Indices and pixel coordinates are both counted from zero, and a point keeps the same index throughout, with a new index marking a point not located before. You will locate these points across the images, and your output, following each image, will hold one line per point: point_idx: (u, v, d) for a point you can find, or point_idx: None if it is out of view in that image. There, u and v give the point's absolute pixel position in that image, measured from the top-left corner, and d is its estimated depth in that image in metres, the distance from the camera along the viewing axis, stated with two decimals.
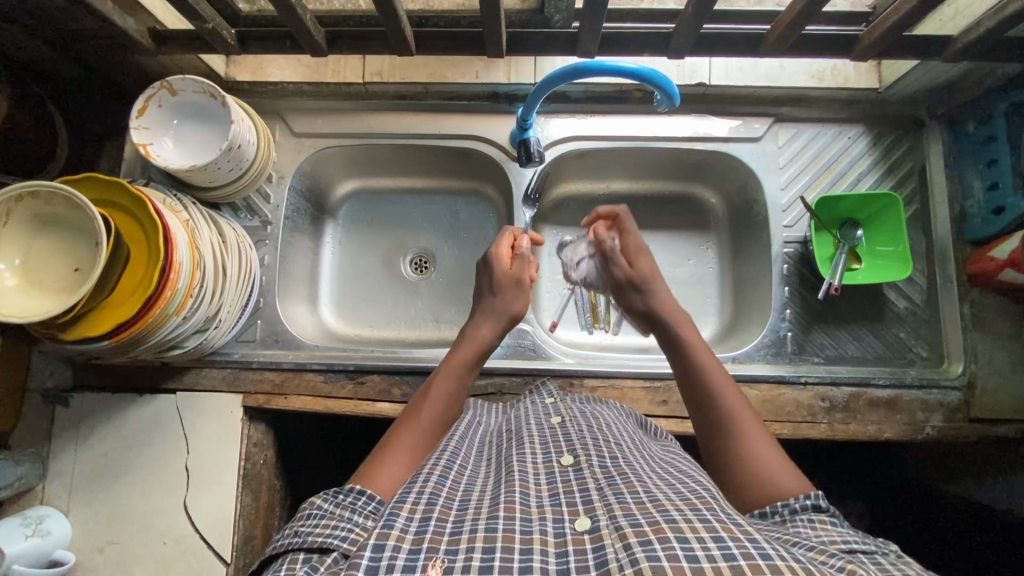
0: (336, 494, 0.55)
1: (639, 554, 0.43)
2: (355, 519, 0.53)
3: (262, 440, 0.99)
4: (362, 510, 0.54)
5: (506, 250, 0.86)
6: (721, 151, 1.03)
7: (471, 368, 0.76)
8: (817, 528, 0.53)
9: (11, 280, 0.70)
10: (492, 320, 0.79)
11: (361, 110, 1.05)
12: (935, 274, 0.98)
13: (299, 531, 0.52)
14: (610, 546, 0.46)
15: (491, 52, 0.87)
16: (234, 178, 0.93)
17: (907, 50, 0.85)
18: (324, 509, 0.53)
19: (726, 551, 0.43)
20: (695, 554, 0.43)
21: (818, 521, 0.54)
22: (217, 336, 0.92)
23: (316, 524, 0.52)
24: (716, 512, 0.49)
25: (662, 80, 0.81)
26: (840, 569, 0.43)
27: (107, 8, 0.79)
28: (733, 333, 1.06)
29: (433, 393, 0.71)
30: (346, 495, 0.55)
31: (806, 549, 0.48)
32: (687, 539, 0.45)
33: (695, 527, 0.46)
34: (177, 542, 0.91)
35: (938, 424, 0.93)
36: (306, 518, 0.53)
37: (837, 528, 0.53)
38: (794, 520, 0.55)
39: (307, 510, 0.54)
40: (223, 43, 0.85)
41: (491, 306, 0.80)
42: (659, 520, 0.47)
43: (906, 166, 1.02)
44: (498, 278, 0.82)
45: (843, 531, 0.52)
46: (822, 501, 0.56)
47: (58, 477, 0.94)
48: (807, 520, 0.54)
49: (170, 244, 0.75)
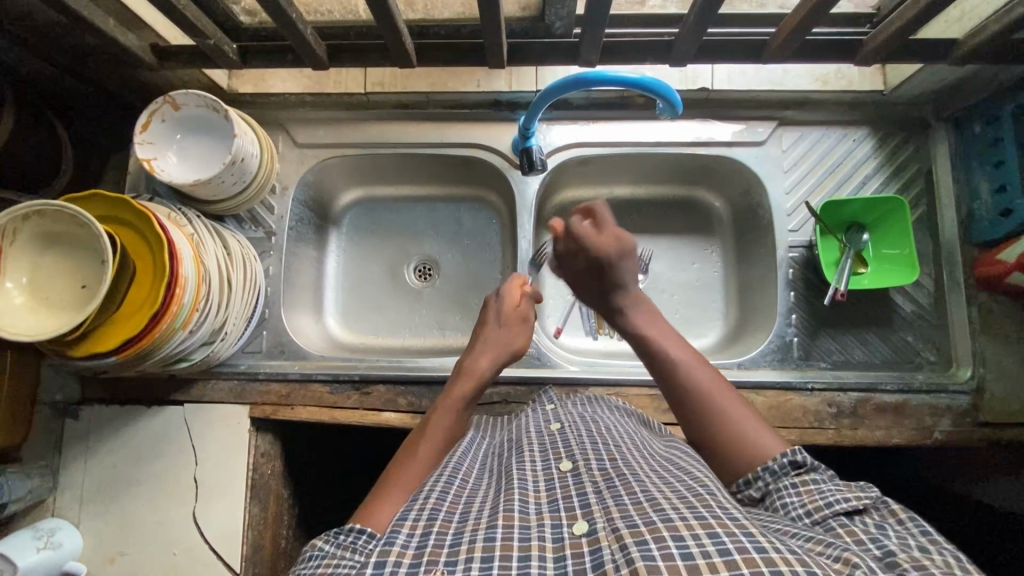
0: (336, 534, 0.55)
1: (635, 554, 0.44)
2: (357, 555, 0.53)
3: (270, 451, 0.99)
4: (362, 548, 0.53)
5: (516, 292, 0.87)
6: (725, 155, 1.02)
7: (471, 402, 0.76)
8: (802, 495, 0.55)
9: (19, 298, 0.71)
10: (494, 354, 0.81)
11: (363, 120, 1.05)
12: (942, 277, 0.98)
13: (301, 573, 0.52)
14: (607, 548, 0.46)
15: (492, 63, 0.87)
16: (240, 190, 0.93)
17: (910, 54, 0.84)
18: (324, 551, 0.53)
19: (721, 546, 0.43)
20: (689, 551, 0.43)
21: (801, 485, 0.56)
22: (223, 348, 0.93)
23: (317, 565, 0.52)
24: (713, 508, 0.49)
25: (664, 89, 0.81)
26: (836, 558, 0.44)
27: (109, 25, 0.80)
28: (739, 337, 1.06)
29: (435, 423, 0.72)
30: (345, 535, 0.55)
31: (805, 541, 0.48)
32: (683, 536, 0.45)
33: (690, 524, 0.46)
34: (188, 553, 0.92)
35: (947, 428, 0.93)
36: (307, 561, 0.53)
37: (819, 487, 0.55)
38: (781, 489, 0.57)
39: (308, 553, 0.54)
40: (224, 57, 0.86)
41: (491, 340, 0.82)
42: (655, 519, 0.47)
43: (912, 169, 1.01)
44: (504, 312, 0.85)
45: (825, 488, 0.55)
46: (800, 457, 0.59)
47: (69, 489, 0.95)
48: (791, 484, 0.57)
49: (175, 258, 0.75)
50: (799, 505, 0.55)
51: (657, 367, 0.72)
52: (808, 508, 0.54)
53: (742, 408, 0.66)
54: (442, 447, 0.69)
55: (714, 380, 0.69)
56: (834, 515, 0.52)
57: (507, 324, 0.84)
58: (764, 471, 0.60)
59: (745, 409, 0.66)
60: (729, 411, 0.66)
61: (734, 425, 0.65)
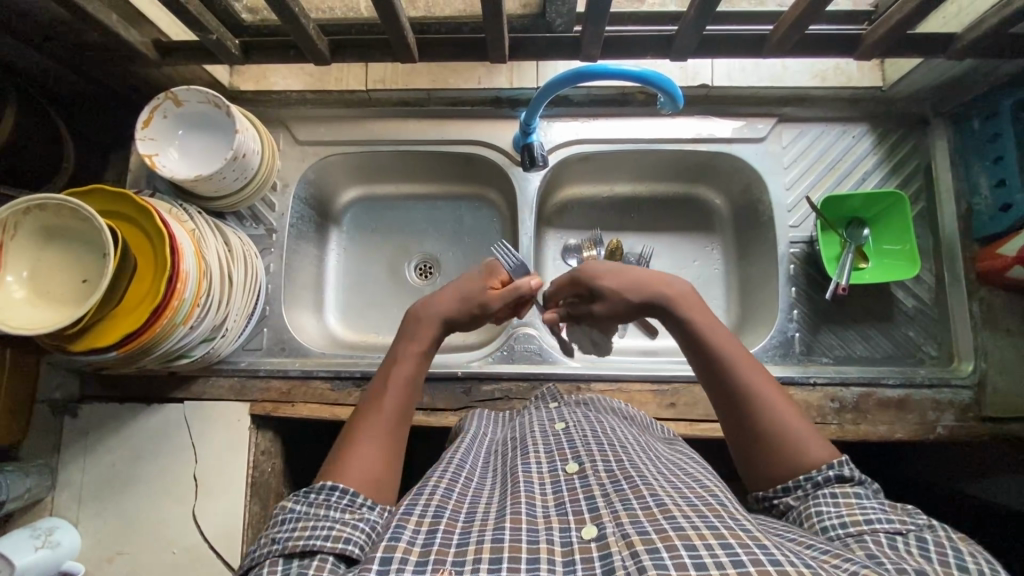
0: (306, 494, 0.55)
1: (647, 563, 0.43)
2: (334, 514, 0.53)
3: (270, 449, 0.99)
4: (337, 505, 0.54)
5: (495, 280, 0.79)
6: (725, 151, 1.03)
7: (431, 350, 0.72)
8: (841, 506, 0.54)
9: (20, 292, 0.70)
10: (449, 300, 0.74)
11: (364, 117, 1.05)
12: (942, 272, 0.98)
13: (276, 537, 0.52)
14: (617, 554, 0.45)
15: (493, 58, 0.88)
16: (240, 187, 0.93)
17: (908, 48, 0.85)
18: (297, 512, 0.53)
19: (735, 558, 0.43)
20: (703, 561, 0.43)
21: (842, 496, 0.55)
22: (223, 345, 0.92)
23: (293, 528, 0.52)
24: (724, 518, 0.48)
25: (666, 83, 0.81)
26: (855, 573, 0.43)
27: (113, 20, 0.80)
28: (740, 333, 1.06)
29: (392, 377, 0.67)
30: (318, 494, 0.55)
31: (820, 553, 0.47)
32: (696, 546, 0.44)
33: (703, 534, 0.45)
34: (186, 551, 0.91)
35: (950, 423, 0.92)
36: (281, 524, 0.53)
37: (862, 503, 0.54)
38: (818, 497, 0.56)
39: (280, 516, 0.54)
40: (226, 52, 0.85)
41: (451, 291, 0.75)
42: (667, 527, 0.47)
43: (911, 164, 1.02)
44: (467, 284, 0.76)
45: (867, 507, 0.54)
46: (846, 471, 0.57)
47: (68, 487, 0.94)
48: (830, 493, 0.56)
49: (177, 254, 0.75)
50: (836, 516, 0.53)
51: (703, 360, 0.66)
52: (846, 520, 0.53)
53: (792, 411, 0.62)
54: (407, 403, 0.66)
55: (762, 382, 0.63)
56: (873, 531, 0.51)
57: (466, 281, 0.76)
58: (805, 480, 0.58)
59: (795, 413, 0.62)
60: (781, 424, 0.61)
61: (788, 434, 0.60)
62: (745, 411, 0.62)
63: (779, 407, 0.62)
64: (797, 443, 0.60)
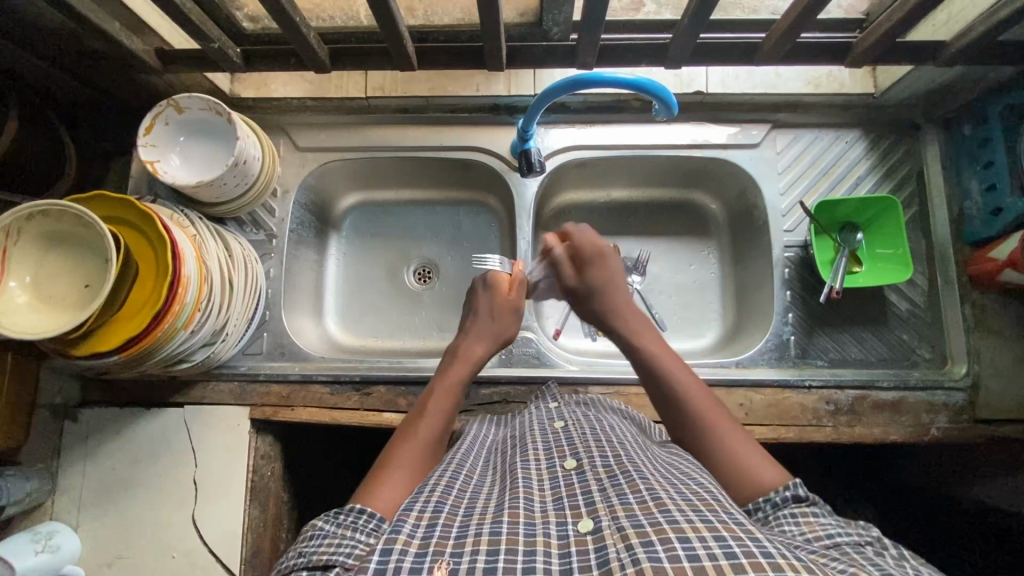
0: (336, 514, 0.55)
1: (641, 555, 0.44)
2: (359, 536, 0.52)
3: (270, 452, 1.00)
4: (364, 528, 0.54)
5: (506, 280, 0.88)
6: (721, 157, 1.04)
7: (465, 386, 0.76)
8: (802, 525, 0.54)
9: (24, 297, 0.71)
10: (487, 341, 0.82)
11: (363, 123, 1.06)
12: (935, 275, 0.99)
13: (304, 551, 0.52)
14: (612, 546, 0.46)
15: (491, 66, 0.89)
16: (242, 192, 0.94)
17: (898, 55, 0.87)
18: (326, 530, 0.53)
19: (727, 549, 0.43)
20: (696, 552, 0.43)
21: (802, 516, 0.55)
22: (223, 350, 0.93)
23: (319, 545, 0.51)
24: (718, 512, 0.49)
25: (660, 90, 0.82)
26: (842, 569, 0.44)
27: (117, 29, 0.81)
28: (737, 336, 1.07)
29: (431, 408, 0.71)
30: (346, 515, 0.55)
31: (809, 552, 0.48)
32: (689, 538, 0.45)
33: (696, 527, 0.46)
34: (186, 555, 0.92)
35: (944, 425, 0.93)
36: (310, 539, 0.53)
37: (820, 521, 0.54)
38: (780, 518, 0.55)
39: (310, 531, 0.54)
40: (229, 62, 0.87)
41: (484, 330, 0.83)
42: (661, 520, 0.47)
43: (904, 169, 1.03)
44: (495, 304, 0.85)
45: (827, 523, 0.54)
46: (801, 491, 0.57)
47: (69, 491, 0.94)
48: (790, 515, 0.55)
49: (180, 257, 0.76)
50: (799, 534, 0.53)
51: (657, 384, 0.72)
52: (810, 537, 0.52)
53: (743, 440, 0.65)
54: (441, 436, 0.68)
55: (709, 407, 0.68)
56: (836, 546, 0.51)
57: (500, 315, 0.85)
58: (764, 502, 0.57)
59: (742, 440, 0.64)
60: (726, 446, 0.64)
61: (732, 455, 0.63)
62: (694, 431, 0.67)
63: (726, 432, 0.65)
64: (741, 465, 0.62)
